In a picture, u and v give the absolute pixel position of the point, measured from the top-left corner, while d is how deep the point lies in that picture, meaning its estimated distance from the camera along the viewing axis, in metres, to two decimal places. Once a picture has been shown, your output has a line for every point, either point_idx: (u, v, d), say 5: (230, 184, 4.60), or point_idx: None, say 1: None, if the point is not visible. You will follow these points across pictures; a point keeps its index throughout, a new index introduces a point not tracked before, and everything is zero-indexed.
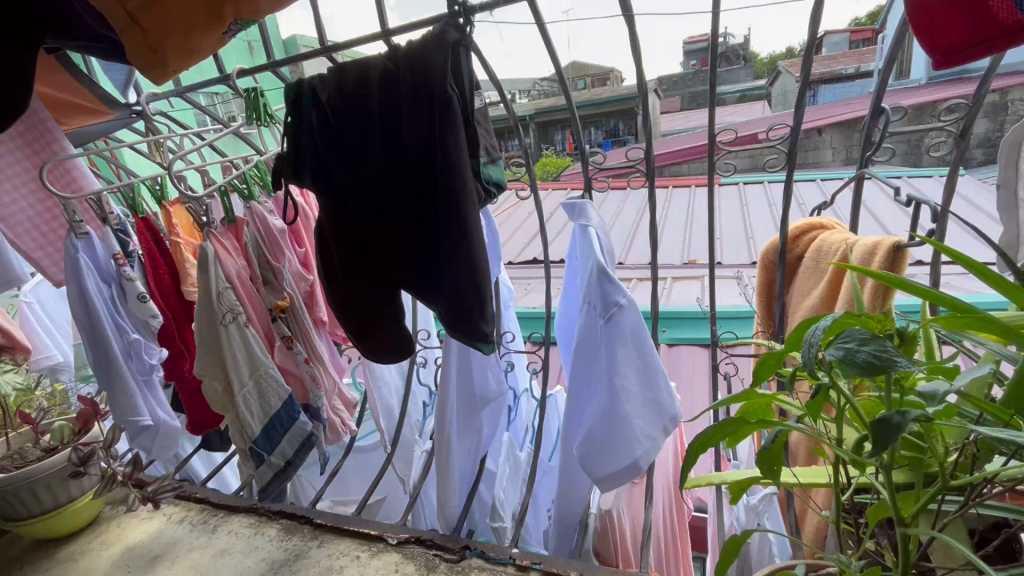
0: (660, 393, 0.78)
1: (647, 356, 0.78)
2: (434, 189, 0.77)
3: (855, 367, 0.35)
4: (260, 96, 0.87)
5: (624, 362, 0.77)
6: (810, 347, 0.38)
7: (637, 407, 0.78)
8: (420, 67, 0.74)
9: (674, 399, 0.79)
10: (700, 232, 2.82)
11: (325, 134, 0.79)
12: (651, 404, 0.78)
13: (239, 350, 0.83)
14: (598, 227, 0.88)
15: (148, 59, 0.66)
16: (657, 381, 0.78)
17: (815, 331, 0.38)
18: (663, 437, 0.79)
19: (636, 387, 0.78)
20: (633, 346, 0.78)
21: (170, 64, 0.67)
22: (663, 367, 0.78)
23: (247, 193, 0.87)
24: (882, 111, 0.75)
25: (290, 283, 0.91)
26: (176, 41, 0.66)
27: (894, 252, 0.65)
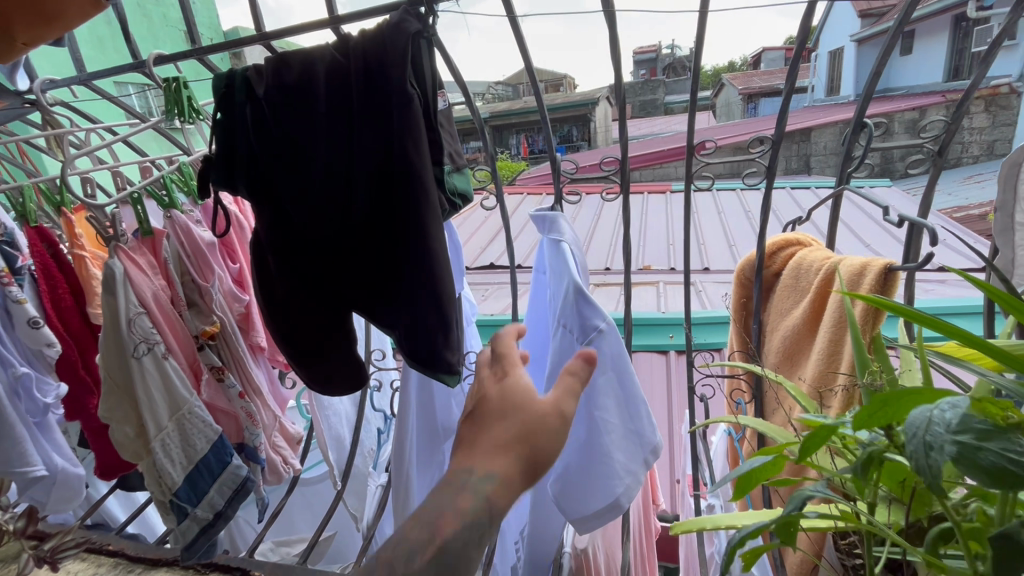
0: (642, 425, 0.72)
1: (627, 384, 0.71)
2: (392, 200, 0.68)
3: (982, 472, 0.35)
4: (183, 87, 0.74)
5: (603, 393, 0.71)
6: (927, 445, 0.36)
7: (618, 441, 0.71)
8: (374, 60, 0.64)
9: (655, 429, 0.72)
10: (655, 239, 2.84)
11: (263, 136, 0.68)
12: (633, 438, 0.72)
13: (156, 387, 0.70)
14: (572, 242, 0.81)
15: None
16: (638, 410, 0.72)
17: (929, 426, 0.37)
18: (646, 472, 0.73)
19: (617, 419, 0.71)
20: (612, 374, 0.71)
21: (20, 37, 0.58)
22: (644, 394, 0.72)
23: (168, 201, 0.74)
24: (865, 125, 0.72)
25: (220, 306, 0.79)
26: (26, 13, 0.56)
27: (884, 274, 0.62)
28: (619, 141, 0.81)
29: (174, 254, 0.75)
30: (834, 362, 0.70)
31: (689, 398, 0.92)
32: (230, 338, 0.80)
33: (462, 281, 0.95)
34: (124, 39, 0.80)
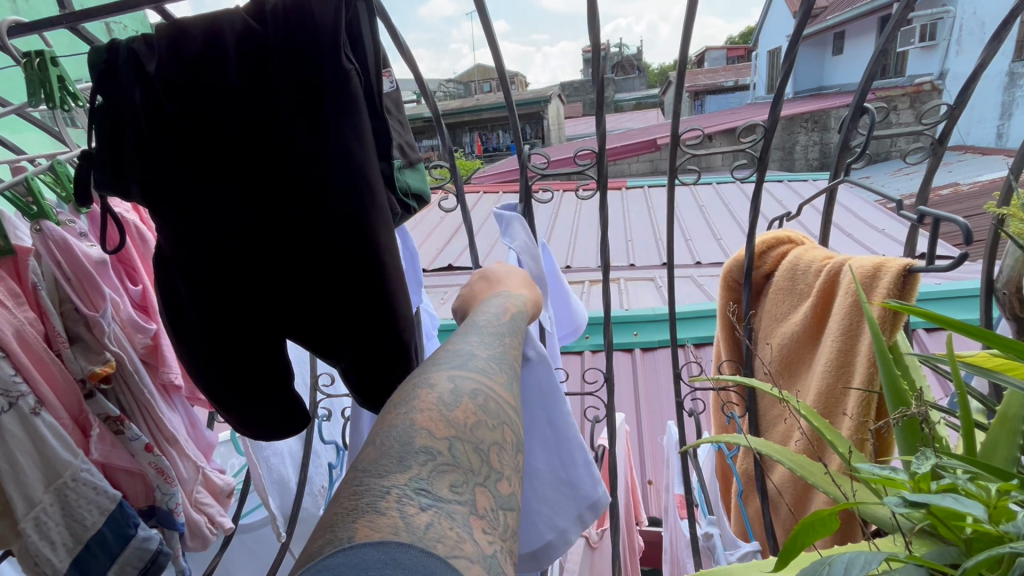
0: (577, 472, 0.62)
1: (560, 426, 0.62)
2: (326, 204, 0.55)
3: None
4: (50, 64, 0.58)
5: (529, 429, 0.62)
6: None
7: (547, 483, 0.62)
8: (298, 30, 0.50)
9: (594, 482, 0.62)
10: (615, 235, 2.80)
11: (159, 128, 0.54)
12: (564, 486, 0.62)
13: (24, 447, 0.60)
14: (520, 251, 0.70)
15: None
16: (571, 457, 0.62)
17: None
18: (576, 525, 0.62)
19: (543, 462, 0.62)
20: (539, 410, 0.61)
21: None
22: (580, 439, 0.62)
23: (36, 212, 0.61)
24: (865, 111, 0.66)
25: (114, 339, 0.68)
26: None
27: (903, 276, 0.55)
28: (597, 131, 0.71)
29: (46, 276, 0.63)
30: (843, 376, 0.63)
31: (678, 414, 0.84)
32: (129, 377, 0.71)
33: (420, 294, 0.83)
34: None
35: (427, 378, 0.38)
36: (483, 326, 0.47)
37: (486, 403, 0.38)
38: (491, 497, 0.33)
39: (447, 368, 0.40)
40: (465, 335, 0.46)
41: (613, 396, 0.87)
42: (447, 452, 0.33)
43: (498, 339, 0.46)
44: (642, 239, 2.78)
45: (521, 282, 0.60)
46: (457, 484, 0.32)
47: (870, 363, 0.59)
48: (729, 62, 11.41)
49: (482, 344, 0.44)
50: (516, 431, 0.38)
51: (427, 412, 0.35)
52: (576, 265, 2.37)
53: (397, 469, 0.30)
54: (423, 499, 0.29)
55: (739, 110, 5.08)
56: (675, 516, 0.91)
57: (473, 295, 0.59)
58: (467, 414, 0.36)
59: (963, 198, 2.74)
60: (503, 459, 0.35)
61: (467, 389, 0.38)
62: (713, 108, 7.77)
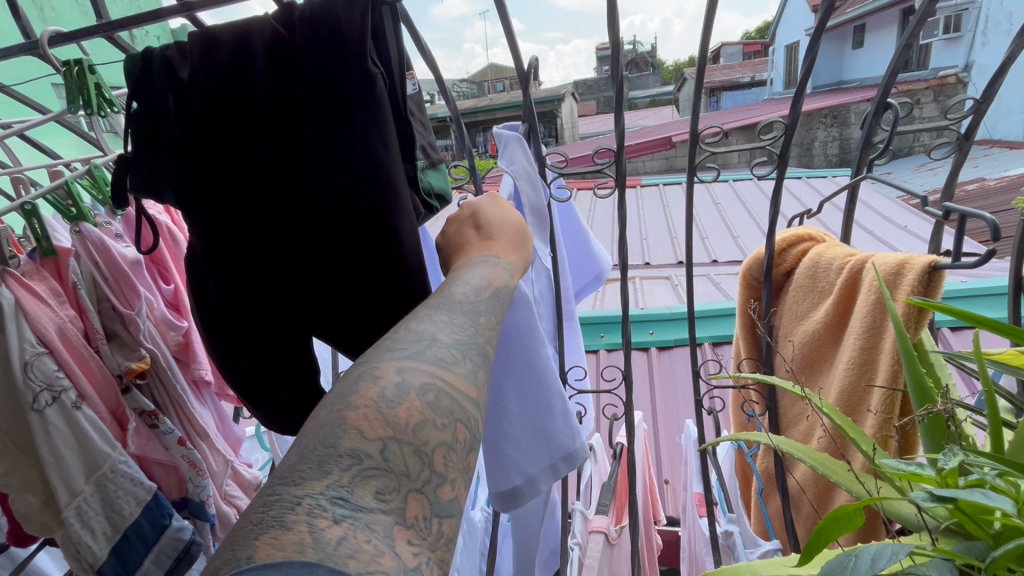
0: (552, 420, 0.62)
1: (538, 372, 0.61)
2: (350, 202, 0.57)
3: None
4: (88, 72, 0.60)
5: (503, 374, 0.61)
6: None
7: (519, 426, 0.62)
8: (325, 35, 0.52)
9: (570, 434, 0.62)
10: (631, 233, 2.80)
11: (191, 132, 0.56)
12: (537, 433, 0.62)
13: (67, 440, 0.62)
14: (511, 171, 0.73)
15: None
16: (548, 404, 0.62)
17: None
18: (548, 473, 0.62)
19: (518, 406, 0.62)
20: (518, 353, 0.60)
21: None
22: (558, 388, 0.61)
23: (76, 215, 0.63)
24: (889, 106, 0.65)
25: (148, 337, 0.70)
26: None
27: (928, 272, 0.55)
28: (616, 128, 0.71)
29: (86, 275, 0.66)
30: (866, 373, 0.62)
31: (697, 412, 0.83)
32: (163, 373, 0.73)
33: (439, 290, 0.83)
34: (13, 14, 0.65)
35: (373, 370, 0.36)
36: (456, 305, 0.45)
37: (437, 399, 0.36)
38: (427, 505, 0.33)
39: (398, 358, 0.38)
40: (433, 313, 0.43)
41: (631, 394, 0.87)
42: (377, 455, 0.32)
43: (469, 321, 0.44)
44: (657, 238, 2.76)
45: (514, 240, 0.57)
46: (385, 490, 0.31)
47: (895, 361, 0.58)
48: (747, 57, 11.26)
49: (448, 327, 0.42)
50: (470, 428, 0.37)
51: (361, 410, 0.33)
52: None
53: (315, 476, 0.30)
54: (339, 510, 0.29)
55: (757, 106, 5.02)
56: (695, 515, 0.91)
57: (459, 249, 0.57)
58: (412, 413, 0.35)
59: (991, 194, 2.66)
60: (450, 462, 0.35)
61: (416, 384, 0.36)
62: (730, 105, 7.68)
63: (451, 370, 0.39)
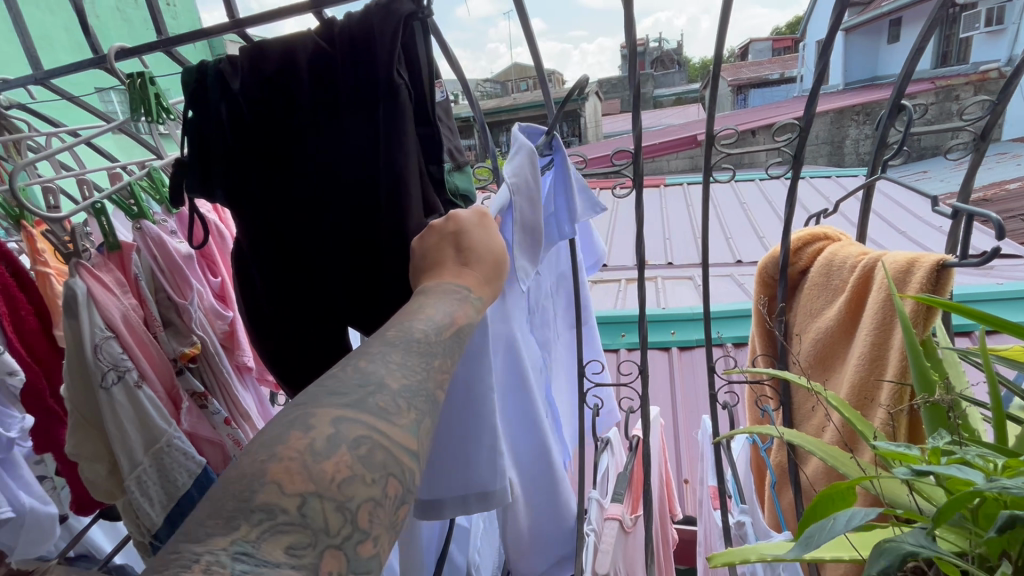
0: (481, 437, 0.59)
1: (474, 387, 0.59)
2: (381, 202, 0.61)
3: None
4: (150, 84, 0.67)
5: (448, 392, 0.59)
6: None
7: (446, 438, 0.59)
8: (361, 50, 0.56)
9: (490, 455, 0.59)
10: (653, 232, 2.81)
11: (241, 135, 0.61)
12: (462, 447, 0.59)
13: (128, 415, 0.69)
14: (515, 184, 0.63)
15: None
16: (479, 420, 0.59)
17: None
18: (472, 491, 0.60)
19: (448, 419, 0.59)
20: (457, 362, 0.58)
21: None
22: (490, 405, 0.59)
23: (137, 213, 0.70)
24: (903, 108, 0.66)
25: (199, 325, 0.77)
26: None
27: (937, 271, 0.56)
28: (633, 130, 0.74)
29: (145, 267, 0.72)
30: (877, 369, 0.64)
31: (711, 406, 0.86)
32: (213, 358, 0.79)
33: None
34: (84, 32, 0.72)
35: (306, 418, 0.34)
36: (414, 346, 0.42)
37: (370, 453, 0.34)
38: (344, 561, 0.30)
39: (337, 406, 0.35)
40: (387, 351, 0.41)
41: (647, 388, 0.90)
42: (294, 510, 0.30)
43: (423, 363, 0.41)
44: (681, 237, 2.76)
45: (490, 269, 0.53)
46: (298, 545, 0.29)
47: (903, 356, 0.60)
48: (777, 53, 11.04)
49: (399, 371, 0.39)
50: (405, 483, 0.35)
51: (283, 462, 0.31)
52: (613, 263, 2.41)
53: (221, 533, 0.28)
54: (237, 567, 0.27)
55: (787, 104, 4.93)
56: (709, 507, 0.93)
57: (431, 264, 0.53)
58: (340, 469, 0.32)
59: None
60: (376, 517, 0.32)
61: (349, 437, 0.33)
62: (758, 103, 7.56)
63: (391, 421, 0.36)
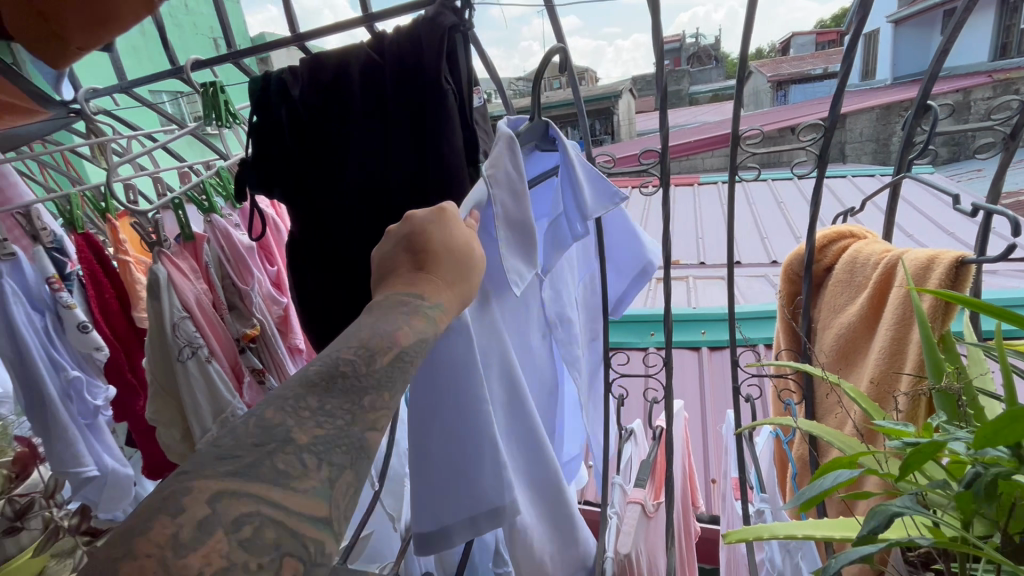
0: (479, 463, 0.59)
1: (465, 410, 0.59)
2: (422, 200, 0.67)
3: None
4: (220, 92, 0.74)
5: (439, 417, 0.59)
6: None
7: (440, 466, 0.60)
8: (408, 61, 0.62)
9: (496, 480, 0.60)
10: (684, 232, 2.81)
11: (300, 136, 0.68)
12: (459, 475, 0.60)
13: (199, 386, 0.77)
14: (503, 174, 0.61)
15: (39, 30, 0.45)
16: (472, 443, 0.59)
17: None
18: (474, 517, 0.61)
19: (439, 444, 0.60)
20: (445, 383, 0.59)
21: (66, 36, 0.46)
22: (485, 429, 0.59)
23: (208, 206, 0.78)
24: (928, 107, 0.67)
25: (259, 309, 0.85)
26: (79, 9, 0.44)
27: (956, 267, 0.58)
28: (660, 129, 0.77)
29: (214, 256, 0.81)
30: (896, 362, 0.66)
31: (734, 399, 0.88)
32: (270, 340, 0.87)
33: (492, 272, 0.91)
34: (163, 46, 0.81)
35: (180, 496, 0.27)
36: (335, 383, 0.36)
37: (258, 532, 0.27)
38: None
39: (220, 476, 0.28)
40: (301, 399, 0.34)
41: (671, 380, 0.92)
42: None
43: (345, 406, 0.35)
44: (713, 238, 2.75)
45: (454, 274, 0.48)
46: None
47: (921, 350, 0.61)
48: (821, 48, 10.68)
49: (311, 421, 0.33)
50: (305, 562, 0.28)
51: (135, 561, 0.24)
52: (643, 262, 2.43)
53: None
54: None
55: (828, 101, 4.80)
56: (732, 498, 0.95)
57: (386, 273, 0.49)
58: (211, 557, 0.25)
59: None
60: None
61: (229, 517, 0.27)
62: (799, 100, 7.36)
63: (287, 489, 0.29)
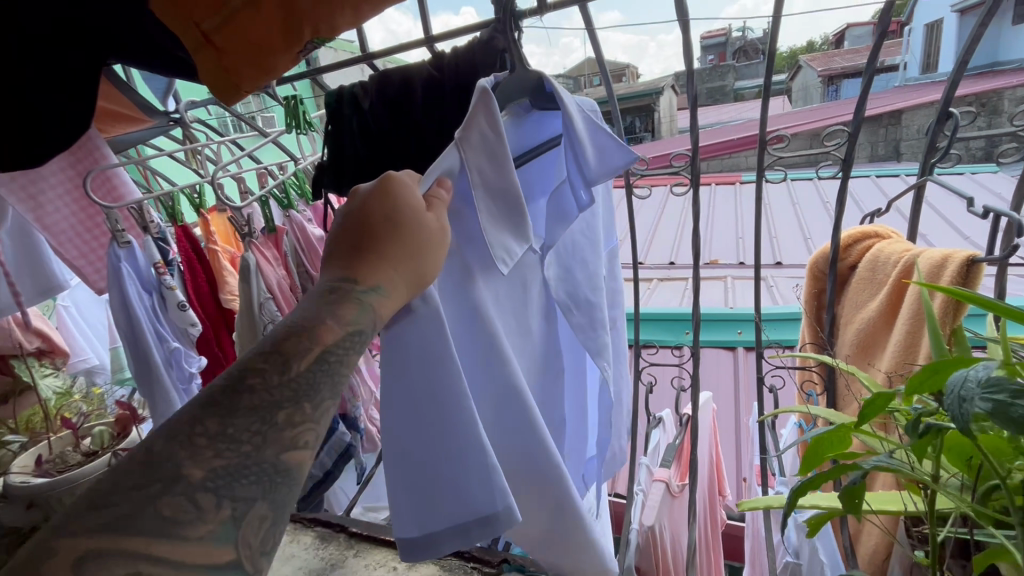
0: (464, 461, 0.56)
1: (443, 403, 0.55)
2: None
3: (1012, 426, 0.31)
4: (300, 104, 0.86)
5: (418, 411, 0.55)
6: (960, 398, 0.34)
7: (420, 466, 0.56)
8: (466, 79, 0.72)
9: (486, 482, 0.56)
10: (723, 232, 2.82)
11: (367, 142, 0.77)
12: (444, 477, 0.56)
13: None
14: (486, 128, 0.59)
15: (225, 81, 0.49)
16: (453, 435, 0.55)
17: (966, 377, 0.34)
18: (463, 523, 0.56)
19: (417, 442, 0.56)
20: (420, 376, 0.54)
21: (247, 86, 0.50)
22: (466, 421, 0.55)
23: (287, 203, 0.91)
24: (950, 115, 0.71)
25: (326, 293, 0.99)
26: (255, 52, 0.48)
27: (967, 266, 0.62)
28: (692, 135, 0.83)
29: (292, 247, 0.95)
30: (910, 354, 0.70)
31: (758, 388, 0.93)
32: None
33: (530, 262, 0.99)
34: None
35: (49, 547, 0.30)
36: (233, 403, 0.36)
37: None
38: None
39: (91, 532, 0.30)
40: (202, 421, 0.35)
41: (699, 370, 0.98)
42: None
43: (251, 427, 0.36)
44: (753, 239, 2.74)
45: (400, 254, 0.47)
46: None
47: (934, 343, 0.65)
48: None
49: (206, 452, 0.34)
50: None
51: None
52: (680, 261, 2.47)
53: None
54: None
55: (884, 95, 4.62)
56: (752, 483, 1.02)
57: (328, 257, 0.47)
58: None
59: None
60: None
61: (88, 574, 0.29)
62: None
63: (176, 534, 0.31)
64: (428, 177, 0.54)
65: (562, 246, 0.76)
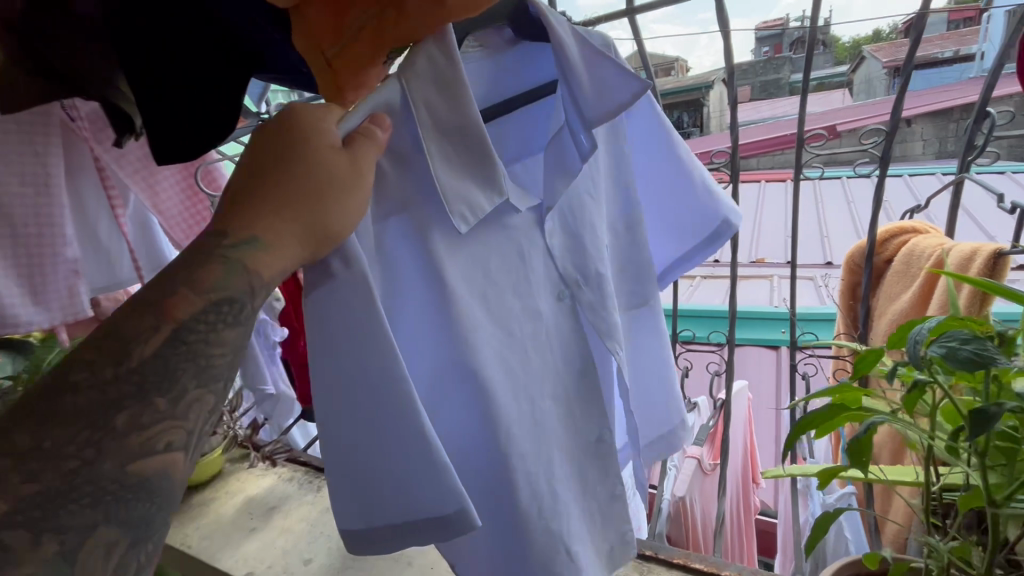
0: (409, 455, 0.61)
1: (379, 393, 0.60)
2: None
3: (959, 363, 0.49)
4: None
5: (352, 398, 0.60)
6: (916, 346, 0.53)
7: (363, 462, 0.61)
8: None
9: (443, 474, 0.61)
10: (770, 230, 2.82)
11: None
12: (390, 472, 0.61)
13: None
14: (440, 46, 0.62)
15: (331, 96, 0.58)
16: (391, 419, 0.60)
17: (921, 333, 0.53)
18: (412, 516, 0.62)
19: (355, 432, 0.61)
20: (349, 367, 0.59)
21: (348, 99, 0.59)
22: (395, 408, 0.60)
23: None
24: (988, 115, 0.74)
25: None
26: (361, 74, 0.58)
27: (994, 259, 0.66)
28: (733, 132, 0.90)
29: None
30: None
31: (790, 375, 0.98)
32: None
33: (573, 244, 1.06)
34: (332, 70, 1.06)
35: None
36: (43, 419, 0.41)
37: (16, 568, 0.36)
38: None
39: None
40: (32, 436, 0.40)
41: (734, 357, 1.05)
42: None
43: (70, 435, 0.41)
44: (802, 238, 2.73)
45: (291, 209, 0.51)
46: None
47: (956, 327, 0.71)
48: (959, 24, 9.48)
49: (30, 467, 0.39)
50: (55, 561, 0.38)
51: None
52: (724, 258, 2.50)
53: None
54: None
55: None
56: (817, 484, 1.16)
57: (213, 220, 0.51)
58: None
59: None
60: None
61: None
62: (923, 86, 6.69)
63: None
64: (358, 114, 0.57)
65: (568, 211, 0.80)
